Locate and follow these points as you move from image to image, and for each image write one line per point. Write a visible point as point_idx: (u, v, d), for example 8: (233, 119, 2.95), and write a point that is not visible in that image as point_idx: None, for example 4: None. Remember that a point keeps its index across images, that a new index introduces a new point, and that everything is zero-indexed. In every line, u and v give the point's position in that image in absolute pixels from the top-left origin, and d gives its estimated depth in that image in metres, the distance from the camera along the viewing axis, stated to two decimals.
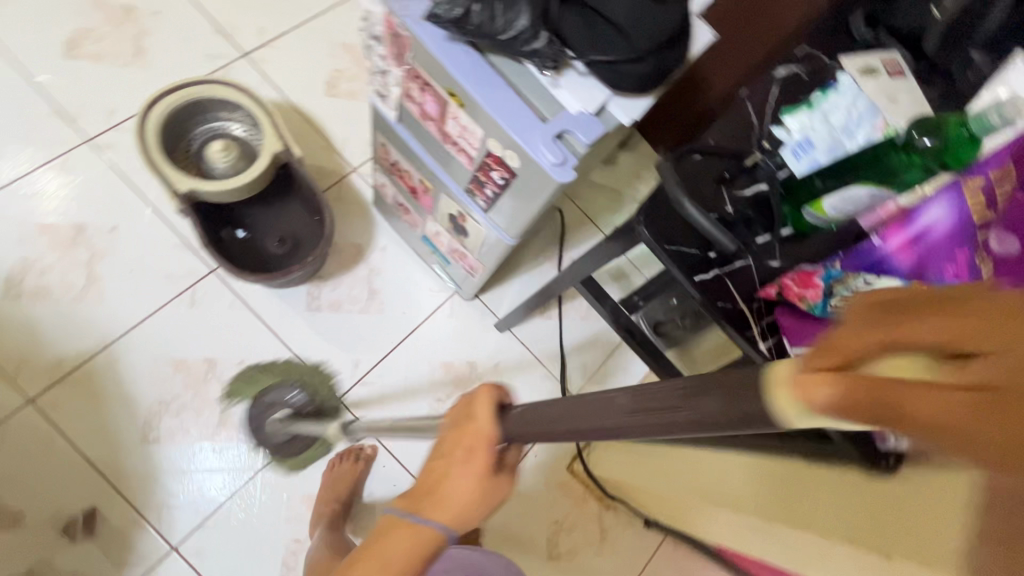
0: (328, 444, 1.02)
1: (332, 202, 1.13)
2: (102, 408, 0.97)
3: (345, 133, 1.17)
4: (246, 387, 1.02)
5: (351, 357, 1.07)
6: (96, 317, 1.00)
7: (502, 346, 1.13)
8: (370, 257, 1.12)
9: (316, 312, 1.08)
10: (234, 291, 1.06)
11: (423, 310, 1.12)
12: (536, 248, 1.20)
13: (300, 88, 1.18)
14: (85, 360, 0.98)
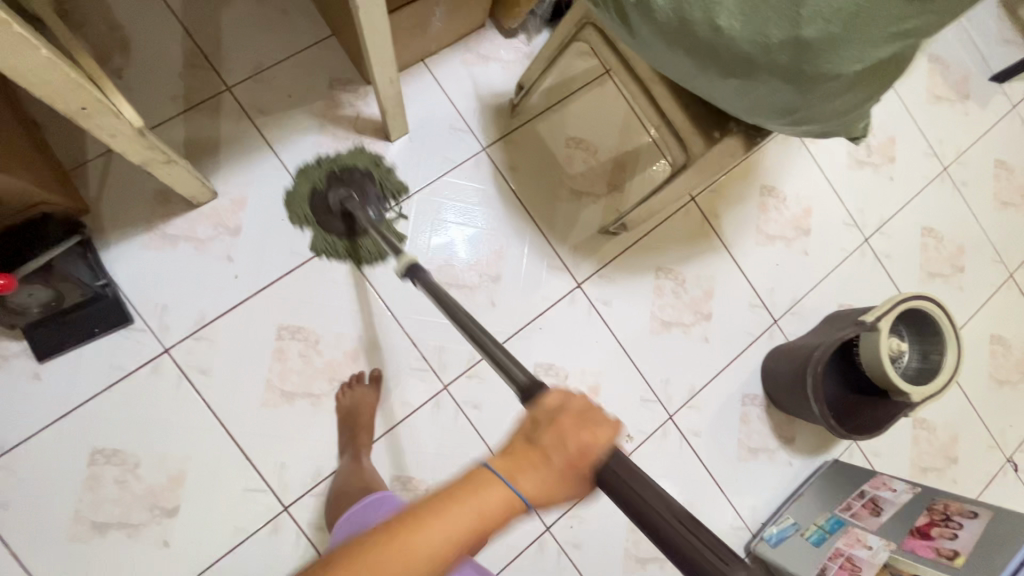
0: (542, 367, 1.13)
1: (699, 236, 1.25)
2: (496, 208, 1.14)
3: (748, 207, 1.30)
4: (538, 277, 1.15)
5: (607, 336, 1.17)
6: (550, 161, 1.18)
7: (694, 444, 1.20)
8: (702, 312, 1.23)
9: (638, 306, 1.20)
10: (593, 219, 1.19)
11: (674, 363, 1.20)
12: (791, 427, 1.25)
13: (781, 174, 1.33)
14: (518, 175, 1.16)
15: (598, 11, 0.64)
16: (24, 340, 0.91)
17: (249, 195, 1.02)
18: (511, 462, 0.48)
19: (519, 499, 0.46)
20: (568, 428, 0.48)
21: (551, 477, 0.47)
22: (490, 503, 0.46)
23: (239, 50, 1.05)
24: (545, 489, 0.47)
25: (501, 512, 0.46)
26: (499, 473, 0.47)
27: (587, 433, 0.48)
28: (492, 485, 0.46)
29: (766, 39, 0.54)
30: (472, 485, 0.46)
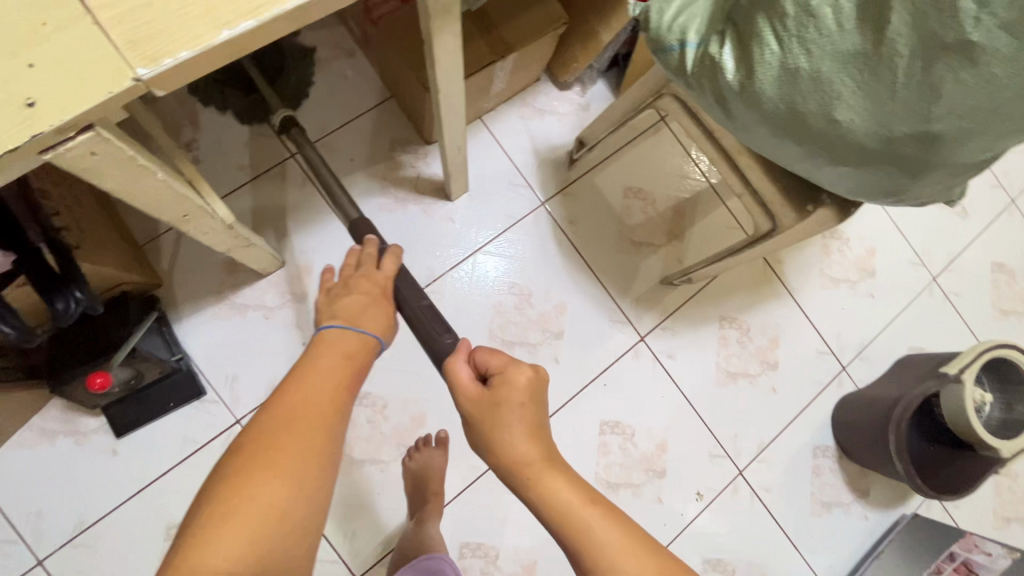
0: (609, 424, 1.10)
1: (763, 283, 1.22)
2: (555, 262, 1.13)
3: (810, 250, 1.26)
4: (599, 330, 1.12)
5: (671, 391, 1.14)
6: (609, 212, 1.17)
7: (765, 500, 1.15)
8: (768, 361, 1.20)
9: (702, 359, 1.17)
10: (653, 270, 1.17)
11: (740, 416, 1.17)
12: (866, 479, 1.20)
13: None
14: (577, 229, 1.15)
15: (693, 93, 0.63)
16: (103, 416, 0.92)
17: (315, 262, 1.03)
18: (346, 320, 0.66)
19: (373, 338, 0.65)
20: (377, 279, 0.73)
21: (384, 313, 0.69)
22: (345, 345, 0.63)
23: (303, 117, 1.06)
24: (386, 324, 0.68)
25: (363, 348, 0.64)
26: (337, 326, 0.65)
27: (384, 270, 0.73)
28: (337, 332, 0.64)
29: (890, 134, 0.52)
30: (317, 347, 0.62)
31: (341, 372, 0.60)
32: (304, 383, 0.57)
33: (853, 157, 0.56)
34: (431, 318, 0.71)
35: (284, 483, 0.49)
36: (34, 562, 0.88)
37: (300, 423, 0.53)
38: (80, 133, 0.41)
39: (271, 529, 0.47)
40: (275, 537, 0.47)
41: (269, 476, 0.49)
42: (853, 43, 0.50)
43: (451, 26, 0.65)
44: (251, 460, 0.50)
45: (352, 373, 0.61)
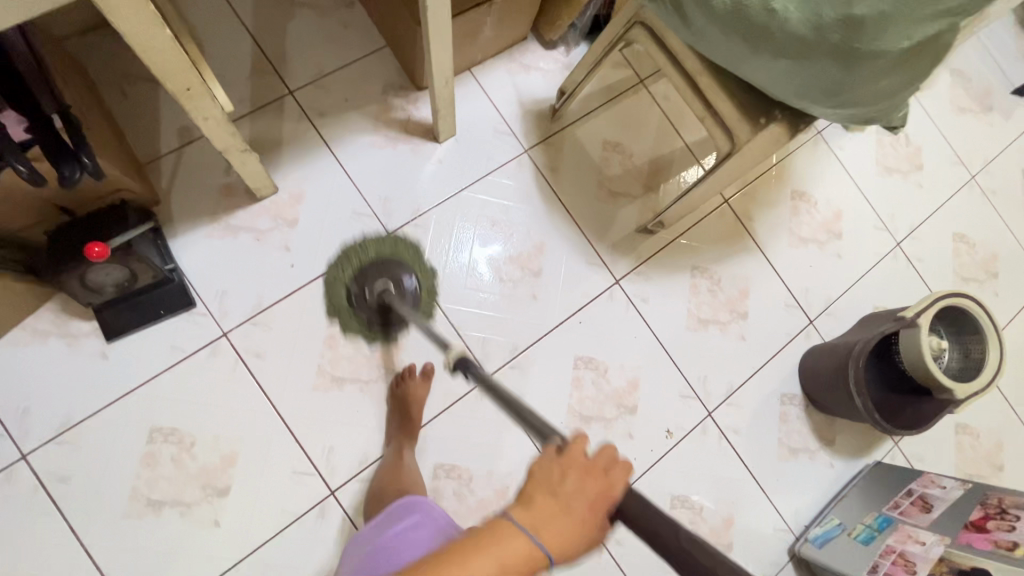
0: (584, 360, 1.14)
1: (734, 237, 1.28)
2: (537, 206, 1.19)
3: (779, 210, 1.33)
4: (576, 270, 1.18)
5: (646, 333, 1.19)
6: (589, 163, 1.23)
7: (734, 443, 1.19)
8: (739, 311, 1.25)
9: (676, 305, 1.22)
10: (629, 218, 1.23)
11: (711, 361, 1.21)
12: (832, 428, 1.25)
13: (812, 178, 1.36)
14: (558, 176, 1.21)
15: (653, 7, 0.71)
16: (95, 321, 0.96)
17: (307, 190, 1.08)
18: (536, 512, 0.46)
19: (545, 555, 0.45)
20: (573, 475, 0.48)
21: (570, 520, 0.46)
22: (511, 551, 0.45)
23: (302, 58, 1.13)
24: (576, 537, 0.46)
25: (523, 561, 0.44)
26: (516, 524, 0.46)
27: (611, 477, 0.48)
28: (510, 531, 0.45)
29: (818, 21, 0.60)
30: (493, 534, 0.45)
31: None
32: (451, 570, 0.43)
33: (790, 49, 0.63)
34: (690, 541, 0.41)
35: None
36: (18, 455, 0.90)
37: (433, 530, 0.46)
38: None
39: None
40: None
41: None
42: None
43: None
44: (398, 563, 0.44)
45: None
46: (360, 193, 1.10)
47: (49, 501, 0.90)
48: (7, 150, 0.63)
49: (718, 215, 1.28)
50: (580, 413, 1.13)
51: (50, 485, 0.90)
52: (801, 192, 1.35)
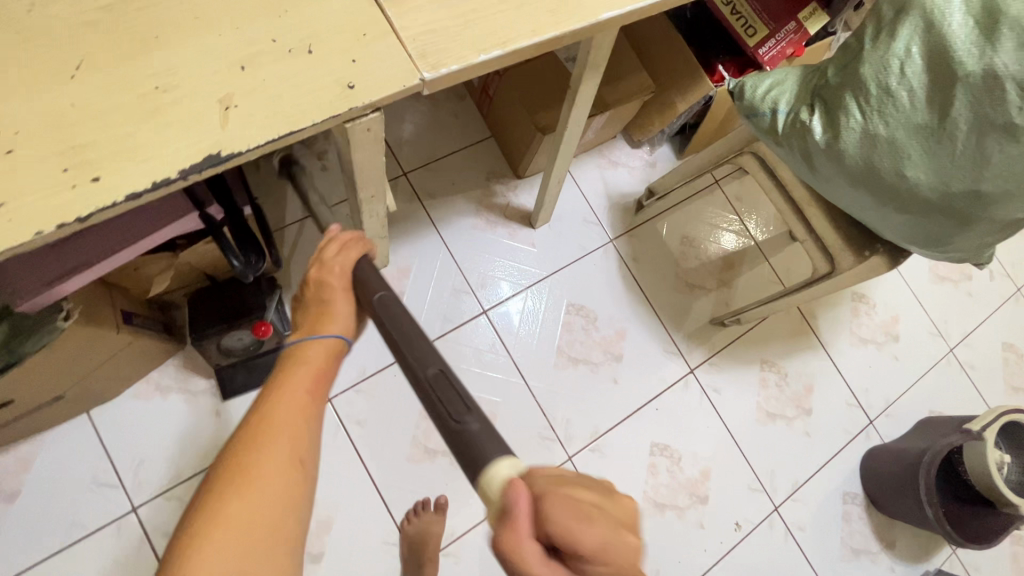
0: (658, 446, 1.18)
1: (800, 334, 1.35)
2: (619, 293, 1.26)
3: (842, 310, 1.40)
4: (653, 356, 1.24)
5: (716, 421, 1.23)
6: (667, 255, 1.32)
7: (798, 539, 1.21)
8: (803, 406, 1.30)
9: (745, 396, 1.27)
10: (703, 312, 1.30)
11: (777, 455, 1.25)
12: (892, 531, 1.27)
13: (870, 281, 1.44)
14: (640, 266, 1.29)
15: (780, 150, 0.78)
16: (214, 379, 1.01)
17: (414, 266, 1.16)
18: (305, 332, 0.59)
19: (338, 340, 0.59)
20: (336, 271, 0.61)
21: (343, 307, 0.60)
22: (308, 360, 0.57)
23: (416, 142, 1.23)
24: (346, 319, 0.60)
25: (325, 362, 0.57)
26: (303, 340, 0.58)
27: (343, 259, 0.62)
28: (308, 345, 0.57)
29: (947, 189, 0.68)
30: (294, 361, 0.56)
31: (299, 398, 0.54)
32: (274, 398, 0.53)
33: (915, 207, 0.71)
34: (442, 385, 0.50)
35: (271, 482, 0.49)
36: (128, 507, 0.93)
37: (260, 426, 0.51)
38: (372, 112, 0.55)
39: (272, 523, 0.48)
40: (270, 527, 0.48)
41: (262, 483, 0.49)
42: (922, 118, 0.66)
43: (595, 79, 0.81)
44: (247, 459, 0.49)
45: (310, 396, 0.55)
46: (460, 272, 1.18)
47: (153, 557, 0.92)
48: (228, 249, 0.73)
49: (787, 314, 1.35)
50: (653, 499, 1.16)
51: (155, 540, 0.93)
52: (861, 294, 1.43)
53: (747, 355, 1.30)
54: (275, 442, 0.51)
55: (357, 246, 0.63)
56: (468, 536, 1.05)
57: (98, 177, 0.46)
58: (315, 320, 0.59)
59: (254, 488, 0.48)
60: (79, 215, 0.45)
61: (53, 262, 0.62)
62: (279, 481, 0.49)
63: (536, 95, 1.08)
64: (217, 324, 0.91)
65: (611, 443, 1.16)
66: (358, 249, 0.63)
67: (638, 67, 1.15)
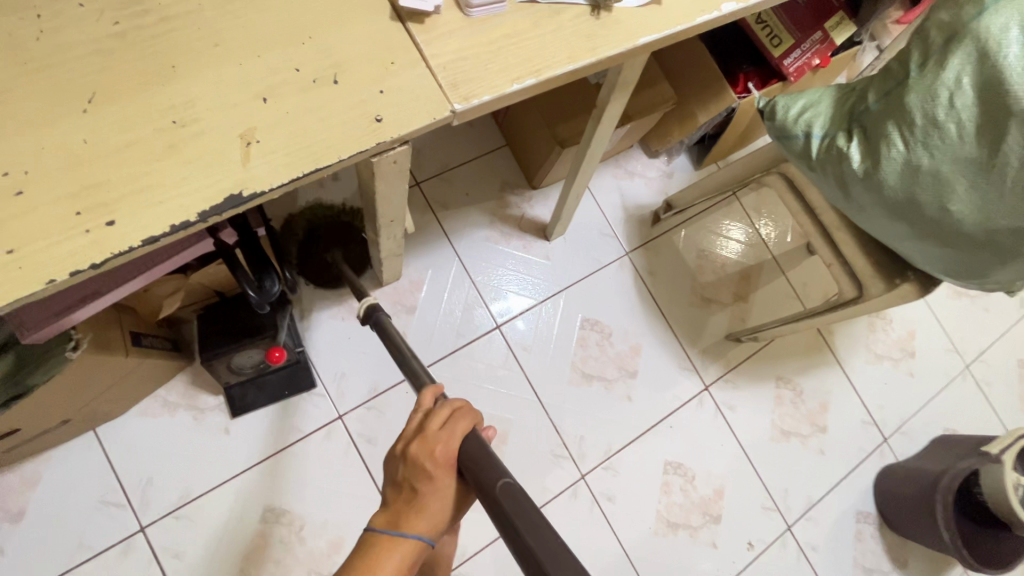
0: (672, 464, 1.17)
1: (816, 350, 1.33)
2: (635, 307, 1.23)
3: (858, 325, 1.38)
4: (668, 372, 1.22)
5: (730, 439, 1.21)
6: (684, 269, 1.29)
7: (811, 558, 1.20)
8: (818, 425, 1.28)
9: (760, 414, 1.25)
10: (719, 328, 1.27)
11: (791, 474, 1.24)
12: (904, 550, 1.26)
13: None
14: (656, 280, 1.26)
15: (813, 174, 0.76)
16: (223, 396, 0.99)
17: (426, 280, 1.13)
18: (394, 517, 0.53)
19: (421, 541, 0.52)
20: (434, 453, 0.53)
21: (439, 496, 0.52)
22: (395, 553, 0.51)
23: (429, 150, 1.19)
24: (440, 514, 0.53)
25: (409, 560, 0.51)
26: (386, 531, 0.52)
27: (447, 441, 0.53)
28: (387, 542, 0.51)
29: (993, 227, 0.65)
30: (379, 544, 0.52)
31: None
32: None
33: (957, 242, 0.68)
34: (552, 547, 0.41)
35: None
36: (136, 527, 0.91)
37: None
38: (400, 145, 0.52)
39: None
40: None
41: None
42: (970, 152, 0.64)
43: (623, 98, 0.78)
44: None
45: None
46: (473, 285, 1.15)
47: None
48: (242, 277, 0.69)
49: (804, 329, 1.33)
50: (666, 518, 1.14)
51: (163, 560, 0.91)
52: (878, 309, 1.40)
53: (763, 372, 1.27)
54: None
55: (463, 429, 0.54)
56: (480, 556, 1.04)
57: (112, 221, 0.43)
58: (402, 491, 0.53)
59: None
60: (92, 262, 0.42)
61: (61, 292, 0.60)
62: None
63: (556, 107, 1.04)
64: (227, 343, 0.89)
65: (625, 461, 1.15)
66: (463, 433, 0.54)
67: (660, 77, 1.11)
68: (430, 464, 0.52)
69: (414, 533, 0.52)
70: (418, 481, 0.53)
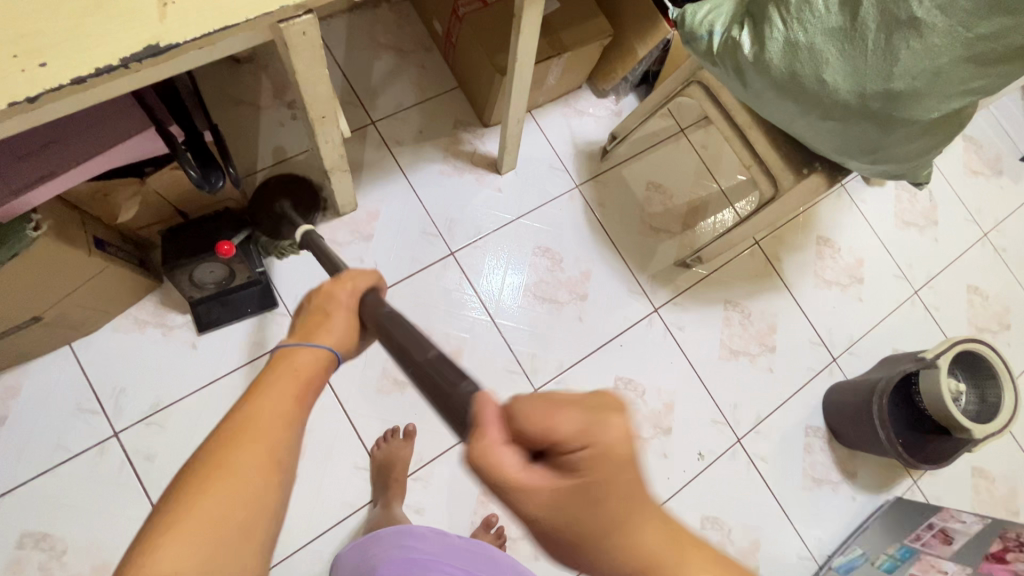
0: (622, 380, 1.23)
1: (764, 276, 1.38)
2: (585, 236, 1.29)
3: (806, 251, 1.43)
4: (618, 293, 1.28)
5: (679, 357, 1.27)
6: (633, 201, 1.35)
7: (761, 470, 1.25)
8: (767, 344, 1.34)
9: (709, 333, 1.31)
10: (667, 255, 1.33)
11: (740, 390, 1.29)
12: (853, 462, 1.31)
13: (836, 226, 1.47)
14: (605, 211, 1.32)
15: (716, 71, 0.81)
16: (190, 314, 1.06)
17: (383, 210, 1.20)
18: (301, 336, 0.60)
19: (330, 350, 0.59)
20: (347, 286, 0.64)
21: (341, 321, 0.62)
22: (300, 363, 0.57)
23: (383, 92, 1.26)
24: (345, 334, 0.62)
25: (316, 368, 0.57)
26: (294, 344, 0.58)
27: (355, 280, 0.64)
28: (299, 348, 0.57)
29: (863, 92, 0.71)
30: (279, 358, 0.57)
31: (289, 391, 0.54)
32: (253, 396, 0.52)
33: (836, 111, 0.74)
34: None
35: (238, 484, 0.47)
36: (110, 432, 0.98)
37: (234, 430, 0.49)
38: (305, 14, 0.60)
39: (227, 507, 0.46)
40: (230, 506, 0.46)
41: (224, 481, 0.46)
42: (837, 22, 0.70)
43: (537, 4, 0.85)
44: (219, 456, 0.47)
45: (299, 396, 0.54)
46: (428, 215, 1.22)
47: (135, 477, 0.98)
48: (185, 160, 0.74)
49: (752, 256, 1.38)
50: None
51: (136, 462, 0.98)
52: (826, 236, 1.46)
53: (712, 296, 1.33)
54: (252, 446, 0.49)
55: (375, 277, 0.66)
56: (437, 463, 1.10)
57: (45, 63, 0.50)
58: (308, 312, 0.62)
59: (209, 486, 0.46)
60: (29, 96, 0.50)
61: (20, 172, 0.67)
62: (248, 480, 0.47)
63: (495, 38, 1.11)
64: (188, 255, 0.95)
65: (576, 377, 1.21)
66: (373, 280, 0.66)
67: (596, 11, 1.18)
68: (345, 299, 0.63)
69: (326, 354, 0.59)
70: (325, 305, 0.62)
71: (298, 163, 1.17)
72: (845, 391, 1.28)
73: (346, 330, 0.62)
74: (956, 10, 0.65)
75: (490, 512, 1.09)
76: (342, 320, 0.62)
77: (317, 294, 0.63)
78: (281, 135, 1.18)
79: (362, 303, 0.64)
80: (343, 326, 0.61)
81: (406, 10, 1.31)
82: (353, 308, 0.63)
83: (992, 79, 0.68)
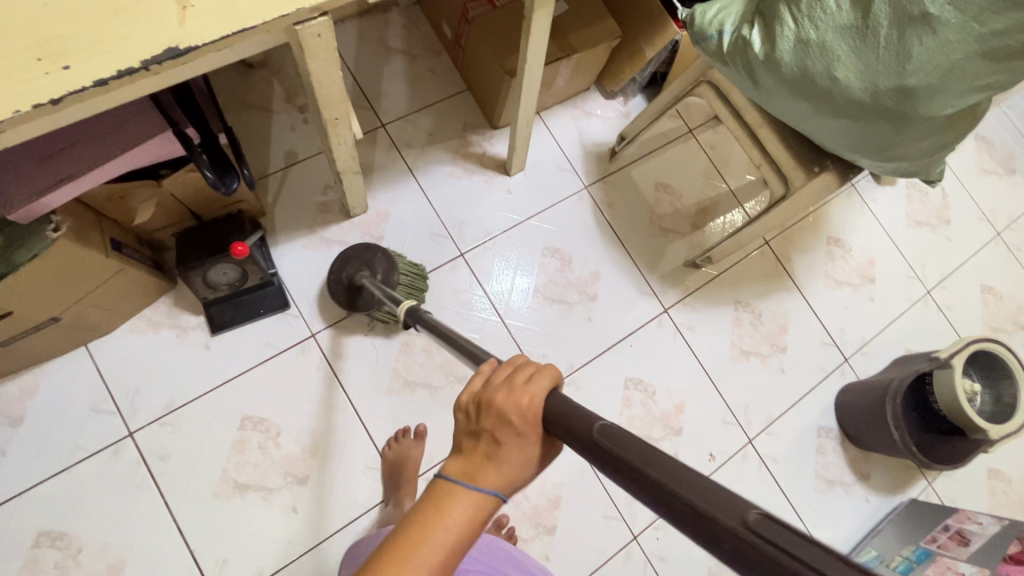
0: (632, 381, 1.22)
1: (774, 276, 1.37)
2: (594, 237, 1.30)
3: (816, 251, 1.43)
4: (627, 293, 1.28)
5: (689, 358, 1.27)
6: (642, 201, 1.35)
7: (773, 471, 1.24)
8: (778, 344, 1.33)
9: (719, 334, 1.30)
10: (676, 255, 1.33)
11: (752, 391, 1.28)
12: (866, 463, 1.29)
13: (847, 226, 1.46)
14: (614, 211, 1.32)
15: (727, 70, 0.81)
16: (203, 315, 1.07)
17: (393, 211, 1.21)
18: (467, 466, 0.46)
19: (495, 494, 0.45)
20: (520, 405, 0.46)
21: (513, 453, 0.46)
22: (456, 510, 0.44)
23: (393, 95, 1.27)
24: (514, 470, 0.46)
25: (475, 518, 0.44)
26: (458, 479, 0.45)
27: (529, 394, 0.46)
28: (457, 492, 0.44)
29: (876, 89, 0.71)
30: (441, 495, 0.45)
31: (441, 550, 0.43)
32: (398, 555, 0.42)
33: (849, 109, 0.74)
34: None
35: None
36: (125, 432, 0.99)
37: None
38: (320, 16, 0.61)
39: None
40: None
41: None
42: (848, 19, 0.70)
43: (547, 6, 0.86)
44: None
45: (450, 554, 0.43)
46: (438, 216, 1.23)
47: (149, 476, 0.99)
48: (201, 163, 0.76)
49: (762, 257, 1.38)
50: (627, 431, 1.20)
51: (150, 462, 0.99)
52: (837, 236, 1.45)
53: (722, 296, 1.33)
54: None
55: (552, 383, 0.48)
56: None
57: (67, 66, 0.51)
58: (483, 428, 0.47)
59: None
60: (52, 98, 0.51)
61: (42, 175, 0.69)
62: None
63: (504, 41, 1.12)
64: (201, 257, 0.96)
65: (586, 377, 1.21)
66: (551, 391, 0.47)
67: (604, 13, 1.19)
68: (508, 415, 0.46)
69: (485, 497, 0.45)
70: (497, 430, 0.46)
71: (309, 166, 1.18)
72: (858, 392, 1.26)
73: (516, 449, 0.46)
74: (970, 6, 0.64)
75: (501, 512, 1.09)
76: (510, 449, 0.46)
77: (484, 404, 0.47)
78: (292, 138, 1.19)
79: (533, 425, 0.46)
80: (508, 456, 0.46)
81: (415, 13, 1.32)
82: (528, 433, 0.46)
83: (1007, 74, 0.68)
